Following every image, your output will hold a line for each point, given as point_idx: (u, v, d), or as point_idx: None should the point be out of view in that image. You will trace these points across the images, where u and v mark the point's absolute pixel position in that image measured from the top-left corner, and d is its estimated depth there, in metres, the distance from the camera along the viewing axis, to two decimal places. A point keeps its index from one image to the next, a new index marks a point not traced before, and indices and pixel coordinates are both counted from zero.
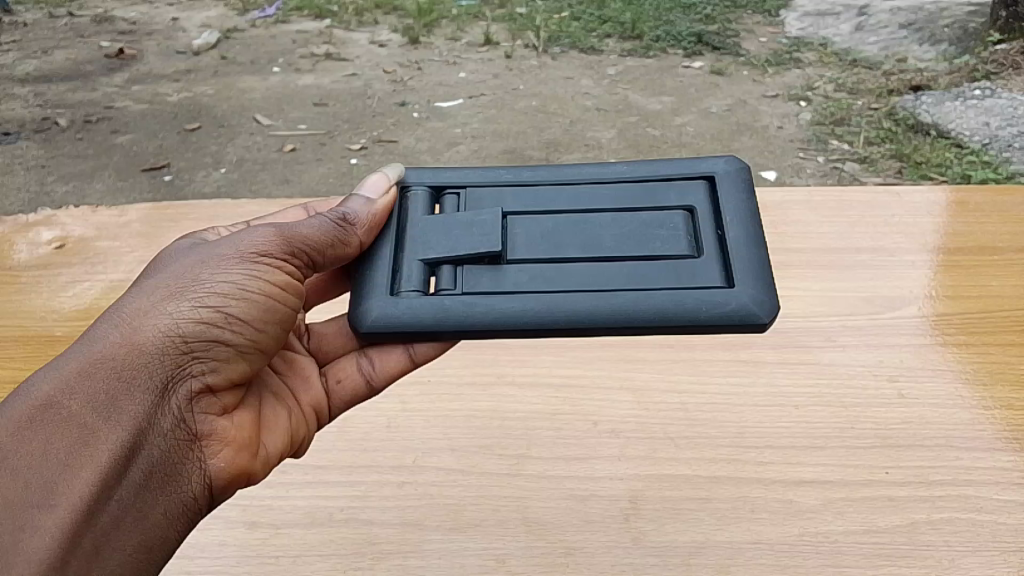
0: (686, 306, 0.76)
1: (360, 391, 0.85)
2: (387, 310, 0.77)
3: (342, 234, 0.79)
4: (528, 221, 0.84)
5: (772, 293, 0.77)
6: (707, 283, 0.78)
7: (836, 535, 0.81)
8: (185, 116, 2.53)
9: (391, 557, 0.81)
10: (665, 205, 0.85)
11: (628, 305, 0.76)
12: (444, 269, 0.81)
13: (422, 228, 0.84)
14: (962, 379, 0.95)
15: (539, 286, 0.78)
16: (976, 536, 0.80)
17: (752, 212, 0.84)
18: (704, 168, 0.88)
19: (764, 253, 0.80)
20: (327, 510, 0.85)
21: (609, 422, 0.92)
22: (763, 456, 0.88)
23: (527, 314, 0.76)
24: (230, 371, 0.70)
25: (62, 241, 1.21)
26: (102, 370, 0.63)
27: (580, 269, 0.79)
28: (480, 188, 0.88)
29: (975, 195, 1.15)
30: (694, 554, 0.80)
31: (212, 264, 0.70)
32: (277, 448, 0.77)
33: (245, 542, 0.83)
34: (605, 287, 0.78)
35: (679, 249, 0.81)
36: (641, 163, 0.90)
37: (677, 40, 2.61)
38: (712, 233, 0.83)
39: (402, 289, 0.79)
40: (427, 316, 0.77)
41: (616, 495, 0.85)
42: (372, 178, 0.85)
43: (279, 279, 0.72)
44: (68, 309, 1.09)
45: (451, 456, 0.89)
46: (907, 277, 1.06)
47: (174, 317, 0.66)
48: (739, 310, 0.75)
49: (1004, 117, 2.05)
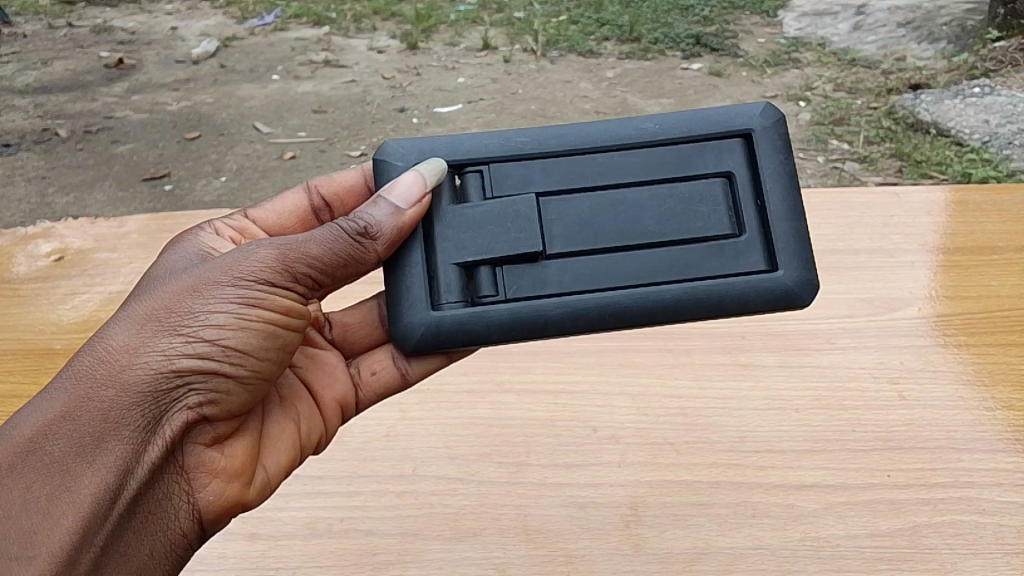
0: (732, 295, 0.76)
1: (394, 385, 0.83)
2: (431, 324, 0.75)
3: (359, 250, 0.72)
4: (562, 207, 0.79)
5: (813, 268, 0.77)
6: (751, 266, 0.77)
7: (837, 540, 0.80)
8: (185, 126, 2.54)
9: (392, 567, 0.81)
10: (703, 171, 0.79)
11: (675, 300, 0.76)
12: (481, 270, 0.77)
13: (450, 223, 0.78)
14: (964, 380, 0.94)
15: (585, 287, 0.76)
16: (978, 538, 0.80)
17: (791, 169, 0.78)
18: (739, 122, 0.80)
19: (804, 222, 0.78)
20: (327, 521, 0.85)
21: (608, 428, 0.91)
22: (764, 460, 0.88)
23: (575, 320, 0.75)
24: (228, 402, 0.70)
25: (62, 253, 1.21)
26: (88, 409, 0.63)
27: (622, 263, 0.77)
28: (505, 164, 0.80)
29: (974, 195, 1.15)
30: (694, 561, 0.80)
31: (205, 289, 0.67)
32: (279, 468, 0.77)
33: (245, 554, 0.83)
34: (649, 281, 0.76)
35: (721, 228, 0.78)
36: (669, 115, 0.81)
37: (676, 41, 2.61)
38: (753, 203, 0.78)
39: (442, 301, 0.76)
40: (474, 328, 0.75)
41: (616, 501, 0.85)
42: (404, 180, 0.75)
43: (280, 303, 0.69)
44: (68, 321, 1.09)
45: (451, 465, 0.89)
46: (907, 278, 1.06)
47: (166, 353, 0.65)
48: (784, 293, 0.76)
49: (1003, 113, 2.03)
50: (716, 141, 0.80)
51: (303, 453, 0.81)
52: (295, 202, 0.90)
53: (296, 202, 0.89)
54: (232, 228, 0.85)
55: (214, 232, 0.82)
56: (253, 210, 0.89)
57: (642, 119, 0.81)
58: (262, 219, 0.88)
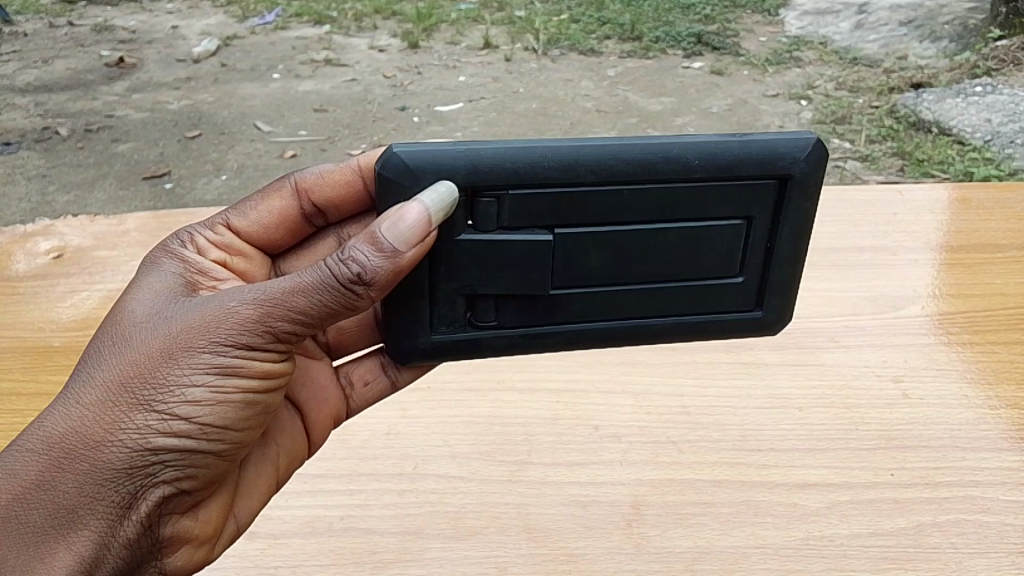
0: (709, 331, 0.79)
1: (383, 393, 0.90)
2: (427, 353, 0.75)
3: (347, 298, 0.64)
4: (576, 241, 0.73)
5: (792, 309, 0.80)
6: (736, 305, 0.79)
7: (841, 539, 0.79)
8: (186, 125, 2.53)
9: (392, 566, 0.79)
10: (725, 212, 0.74)
11: (658, 332, 0.78)
12: (481, 300, 0.75)
13: (458, 253, 0.72)
14: (967, 378, 0.94)
15: (577, 319, 0.76)
16: (984, 538, 0.79)
17: (809, 219, 0.75)
18: (781, 165, 0.72)
19: (800, 269, 0.78)
20: (327, 519, 0.84)
21: (610, 426, 0.91)
22: (766, 458, 0.87)
23: (561, 347, 0.78)
24: (204, 473, 0.70)
25: (60, 251, 1.20)
26: (63, 485, 0.62)
27: (617, 297, 0.76)
28: (527, 193, 0.70)
29: (976, 193, 1.15)
30: (697, 560, 0.78)
31: (180, 358, 0.65)
32: (251, 511, 0.79)
33: (243, 552, 0.82)
34: (640, 315, 0.77)
35: (722, 268, 0.77)
36: (713, 145, 0.71)
37: (677, 40, 2.63)
38: (760, 247, 0.76)
39: (439, 327, 0.75)
40: (466, 352, 0.76)
41: (616, 500, 0.84)
42: (406, 214, 0.65)
43: (256, 369, 0.67)
44: (67, 319, 1.08)
45: (451, 463, 0.88)
46: (911, 277, 1.05)
47: (141, 431, 0.64)
48: (758, 329, 0.80)
49: (1005, 112, 2.04)
50: (750, 181, 0.73)
51: (281, 479, 0.83)
52: (282, 208, 0.86)
53: (284, 209, 0.86)
54: (215, 245, 0.83)
55: (196, 250, 0.81)
56: (235, 217, 0.85)
57: (685, 150, 0.71)
58: (246, 228, 0.85)
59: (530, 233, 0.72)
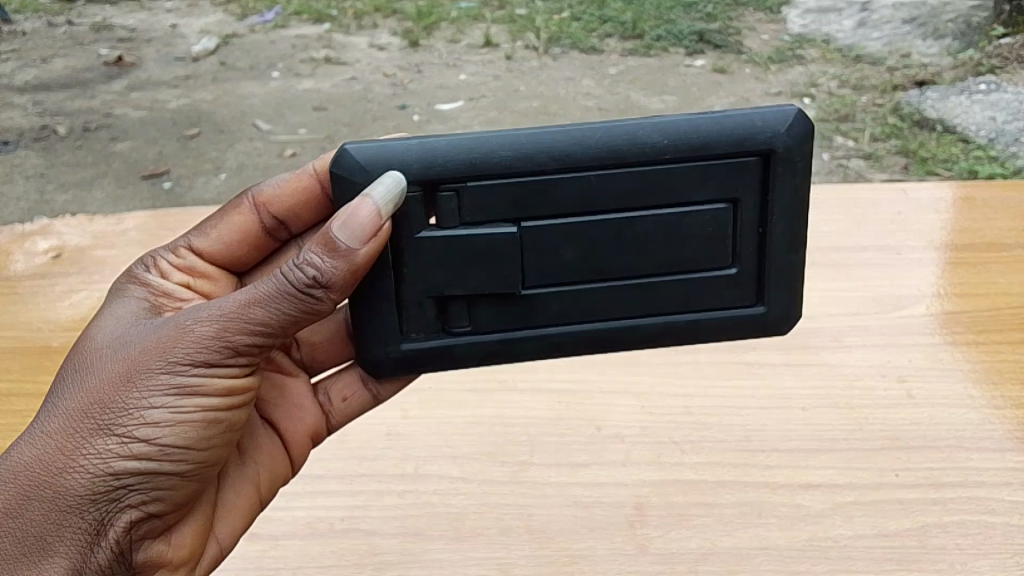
0: (708, 328, 0.77)
1: (365, 407, 0.87)
2: (405, 357, 0.75)
3: (308, 303, 0.65)
4: (546, 234, 0.73)
5: (797, 302, 0.77)
6: (735, 299, 0.77)
7: (846, 540, 0.79)
8: (186, 124, 2.53)
9: (393, 567, 0.79)
10: (704, 198, 0.74)
11: (652, 332, 0.76)
12: (455, 300, 0.74)
13: (424, 250, 0.72)
14: (971, 377, 0.93)
15: (563, 320, 0.75)
16: (989, 538, 0.78)
17: (799, 199, 0.73)
18: (757, 141, 0.72)
19: (800, 253, 0.76)
20: (327, 520, 0.83)
21: (612, 427, 0.90)
22: (769, 459, 0.87)
23: (549, 350, 0.76)
24: (173, 496, 0.70)
25: (59, 250, 1.20)
26: (30, 514, 0.63)
27: (602, 294, 0.75)
28: (488, 183, 0.71)
29: (981, 192, 1.14)
30: (701, 561, 0.78)
31: (139, 379, 0.65)
32: (233, 532, 0.79)
33: (244, 553, 0.82)
34: (630, 314, 0.76)
35: (713, 262, 0.75)
36: (681, 128, 0.71)
37: (679, 38, 2.54)
38: (752, 232, 0.75)
39: (413, 332, 0.75)
40: (447, 359, 0.76)
41: (619, 500, 0.83)
42: (359, 211, 0.66)
43: (218, 386, 0.67)
44: (66, 319, 1.08)
45: (453, 464, 0.87)
46: (915, 276, 1.05)
47: (103, 455, 0.64)
48: (761, 326, 0.77)
49: (1010, 111, 2.03)
50: (728, 163, 0.73)
51: (264, 498, 0.82)
52: (242, 222, 0.85)
53: (244, 225, 0.85)
54: (182, 270, 0.84)
55: (161, 275, 0.82)
56: (196, 239, 0.86)
57: (646, 130, 0.71)
58: (208, 249, 0.86)
59: (496, 227, 0.72)
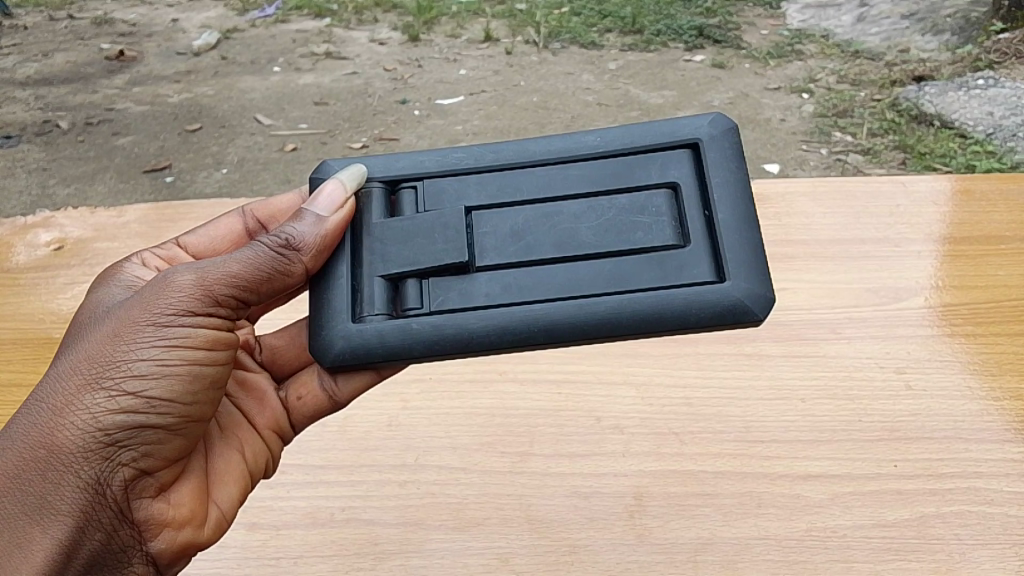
0: (673, 307, 0.68)
1: (322, 405, 0.80)
2: (350, 335, 0.71)
3: (282, 263, 0.70)
4: (496, 217, 0.75)
5: (766, 282, 0.69)
6: (696, 277, 0.70)
7: (845, 530, 0.79)
8: (186, 119, 2.55)
9: (394, 557, 0.80)
10: (645, 183, 0.75)
11: (610, 313, 0.69)
12: (407, 282, 0.73)
13: (379, 234, 0.75)
14: (969, 369, 0.94)
15: (515, 300, 0.71)
16: (987, 529, 0.79)
17: (740, 178, 0.73)
18: (686, 132, 0.76)
19: (756, 232, 0.71)
20: (328, 510, 0.83)
21: (612, 418, 0.90)
22: (770, 450, 0.87)
23: (499, 331, 0.70)
24: (165, 452, 0.69)
25: (61, 242, 1.20)
26: (27, 473, 0.62)
27: (556, 274, 0.71)
28: (442, 180, 0.78)
29: (980, 184, 1.14)
30: (700, 551, 0.79)
31: (127, 335, 0.66)
32: (231, 499, 0.77)
33: (245, 543, 0.82)
34: (584, 292, 0.70)
35: (663, 240, 0.72)
36: (616, 127, 0.78)
37: (677, 33, 2.61)
38: (698, 214, 0.73)
39: (365, 313, 0.72)
40: (392, 339, 0.70)
41: (620, 491, 0.84)
42: (325, 189, 0.74)
43: (203, 338, 0.68)
44: (67, 311, 1.08)
45: (453, 454, 0.87)
46: (914, 268, 1.05)
47: (93, 410, 0.64)
48: (731, 308, 0.68)
49: (1008, 106, 2.02)
50: (664, 154, 0.76)
51: (255, 472, 0.80)
52: (230, 227, 0.88)
53: (230, 229, 0.87)
54: (160, 258, 0.83)
55: (141, 263, 0.81)
56: (186, 236, 0.86)
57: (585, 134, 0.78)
58: (197, 248, 0.86)
59: (448, 209, 0.75)
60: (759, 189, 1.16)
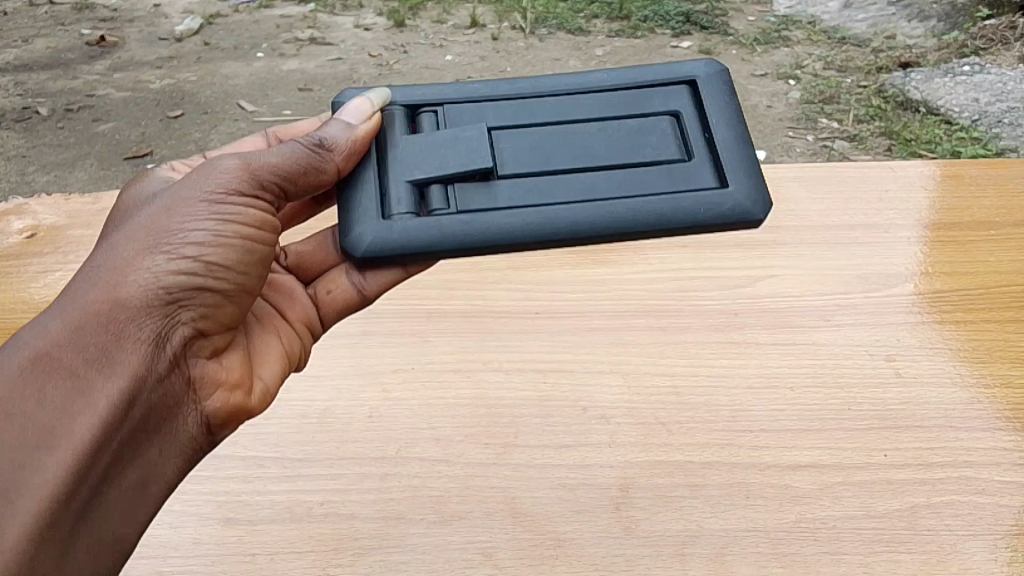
0: (685, 208, 0.74)
1: (352, 301, 0.84)
2: (378, 234, 0.73)
3: (317, 161, 0.74)
4: (513, 135, 0.79)
5: (762, 192, 0.76)
6: (701, 184, 0.76)
7: (834, 521, 0.78)
8: (168, 105, 2.51)
9: (373, 553, 0.77)
10: (650, 109, 0.81)
11: (628, 213, 0.73)
12: (430, 188, 0.75)
13: (402, 147, 0.78)
14: (959, 357, 0.93)
15: (539, 201, 0.75)
16: (979, 519, 0.78)
17: (736, 110, 0.80)
18: (683, 71, 0.83)
19: (751, 150, 0.78)
20: (306, 505, 0.81)
21: (598, 408, 0.88)
22: (758, 440, 0.85)
23: (527, 229, 0.73)
24: (215, 320, 0.70)
25: (33, 230, 1.17)
26: (94, 323, 0.62)
27: (576, 179, 0.76)
28: (458, 106, 0.82)
29: (969, 169, 1.14)
30: (686, 544, 0.77)
31: (184, 206, 0.68)
32: (273, 379, 0.79)
33: (221, 539, 0.79)
34: (602, 195, 0.75)
35: (669, 154, 0.78)
36: (620, 67, 0.84)
37: (665, 20, 2.58)
38: (700, 135, 0.79)
39: (394, 212, 0.74)
40: (426, 235, 0.73)
41: (605, 483, 0.82)
42: (353, 105, 0.78)
43: (255, 216, 0.70)
44: (39, 301, 1.05)
45: (436, 446, 0.85)
46: (903, 254, 1.04)
47: (156, 268, 0.65)
48: (735, 209, 0.74)
49: (993, 92, 2.07)
50: (660, 90, 0.82)
51: (291, 360, 0.83)
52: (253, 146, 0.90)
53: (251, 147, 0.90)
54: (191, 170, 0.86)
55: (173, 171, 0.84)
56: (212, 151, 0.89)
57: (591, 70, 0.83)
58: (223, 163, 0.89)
59: (465, 127, 0.79)
60: None
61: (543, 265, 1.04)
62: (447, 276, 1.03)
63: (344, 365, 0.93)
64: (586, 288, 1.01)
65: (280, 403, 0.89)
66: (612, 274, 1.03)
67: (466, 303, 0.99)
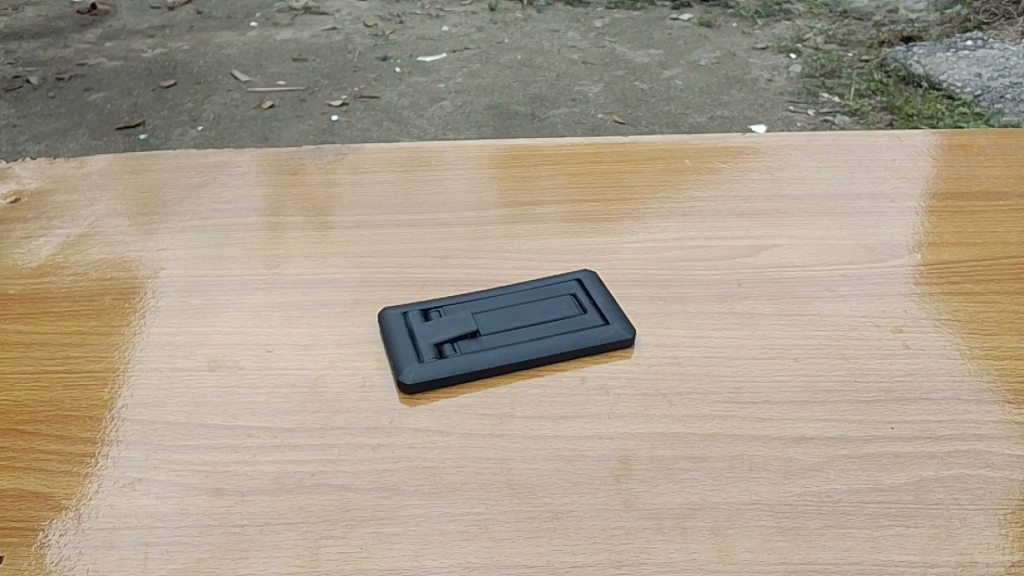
0: (577, 334, 0.89)
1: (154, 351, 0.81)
2: (423, 372, 0.84)
3: None
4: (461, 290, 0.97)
5: (632, 323, 0.91)
6: (589, 320, 0.91)
7: (840, 495, 0.74)
8: None
9: (366, 524, 0.71)
10: (557, 282, 0.97)
11: (540, 331, 0.89)
12: (442, 345, 0.88)
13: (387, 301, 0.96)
14: (969, 328, 0.91)
15: (482, 318, 0.92)
16: (987, 493, 0.74)
17: (620, 309, 0.94)
18: (571, 271, 0.99)
19: (630, 319, 0.93)
20: (297, 475, 0.76)
21: (598, 378, 0.86)
22: (760, 411, 0.82)
23: (474, 337, 0.89)
24: None
25: (17, 194, 1.14)
26: None
27: (505, 313, 0.92)
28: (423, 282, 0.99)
29: (977, 140, 1.20)
30: (688, 518, 0.72)
31: None
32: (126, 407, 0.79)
33: (208, 510, 0.73)
34: (522, 320, 0.91)
35: (570, 306, 0.93)
36: (532, 276, 0.99)
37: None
38: (595, 302, 0.94)
39: (390, 324, 0.92)
40: (405, 339, 0.89)
41: (605, 454, 0.77)
42: None
43: None
44: (21, 267, 1.02)
45: (429, 417, 0.81)
46: (902, 224, 1.06)
47: None
48: (611, 337, 0.89)
49: None
50: (556, 281, 0.97)
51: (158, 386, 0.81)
52: None
53: None
54: None
55: None
56: None
57: (510, 278, 0.99)
58: None
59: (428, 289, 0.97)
60: (756, 142, 1.22)
61: (544, 233, 1.07)
62: (442, 245, 1.06)
63: (337, 336, 0.92)
64: (589, 254, 1.03)
65: (271, 372, 0.87)
66: (612, 244, 1.05)
67: (461, 270, 1.01)
